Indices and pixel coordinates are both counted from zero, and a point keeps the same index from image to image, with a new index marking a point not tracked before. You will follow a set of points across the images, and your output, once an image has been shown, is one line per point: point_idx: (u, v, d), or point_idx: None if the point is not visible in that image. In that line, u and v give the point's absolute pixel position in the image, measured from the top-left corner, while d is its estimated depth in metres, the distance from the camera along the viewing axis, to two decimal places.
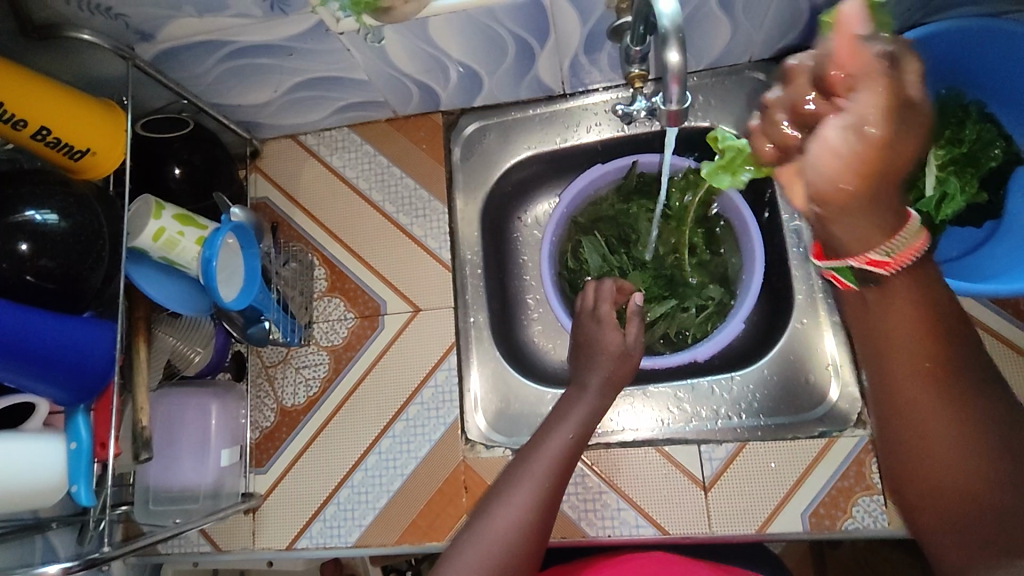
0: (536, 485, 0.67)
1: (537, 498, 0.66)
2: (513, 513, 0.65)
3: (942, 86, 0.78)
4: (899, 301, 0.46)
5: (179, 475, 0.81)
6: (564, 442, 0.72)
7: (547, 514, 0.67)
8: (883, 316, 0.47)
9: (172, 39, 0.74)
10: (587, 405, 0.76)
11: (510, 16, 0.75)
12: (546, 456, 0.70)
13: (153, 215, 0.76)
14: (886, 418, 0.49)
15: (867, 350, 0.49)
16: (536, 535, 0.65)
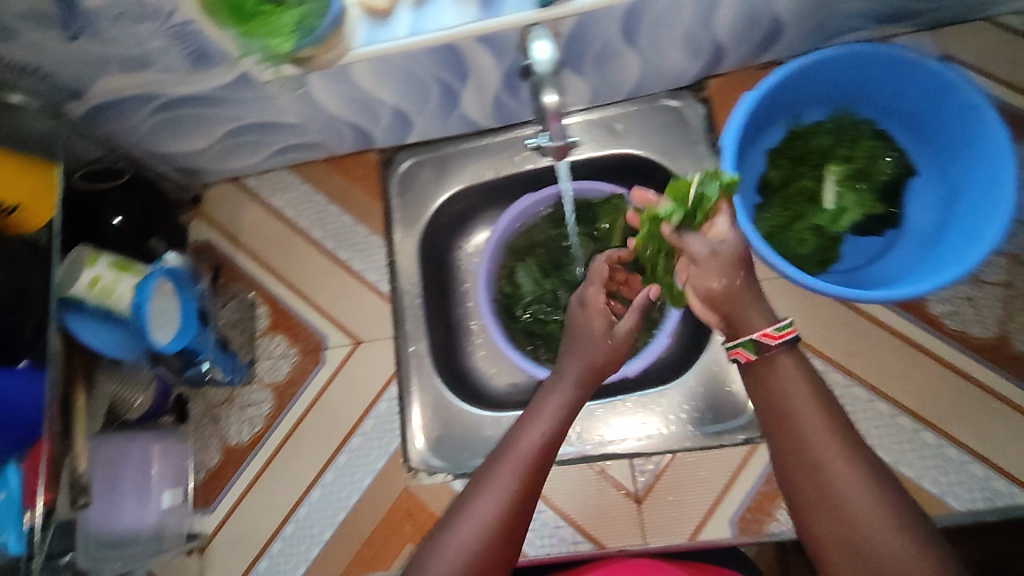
0: (501, 496, 0.61)
1: (501, 511, 0.60)
2: (475, 532, 0.59)
3: (836, 107, 0.83)
4: (786, 381, 0.58)
5: (123, 519, 0.83)
6: (535, 442, 0.65)
7: (517, 528, 0.61)
8: (779, 398, 0.57)
9: (102, 94, 0.77)
10: (557, 399, 0.70)
11: (427, 61, 0.79)
12: (514, 461, 0.63)
13: (86, 264, 0.78)
14: (833, 533, 0.52)
15: (802, 457, 0.54)
16: (502, 553, 0.59)
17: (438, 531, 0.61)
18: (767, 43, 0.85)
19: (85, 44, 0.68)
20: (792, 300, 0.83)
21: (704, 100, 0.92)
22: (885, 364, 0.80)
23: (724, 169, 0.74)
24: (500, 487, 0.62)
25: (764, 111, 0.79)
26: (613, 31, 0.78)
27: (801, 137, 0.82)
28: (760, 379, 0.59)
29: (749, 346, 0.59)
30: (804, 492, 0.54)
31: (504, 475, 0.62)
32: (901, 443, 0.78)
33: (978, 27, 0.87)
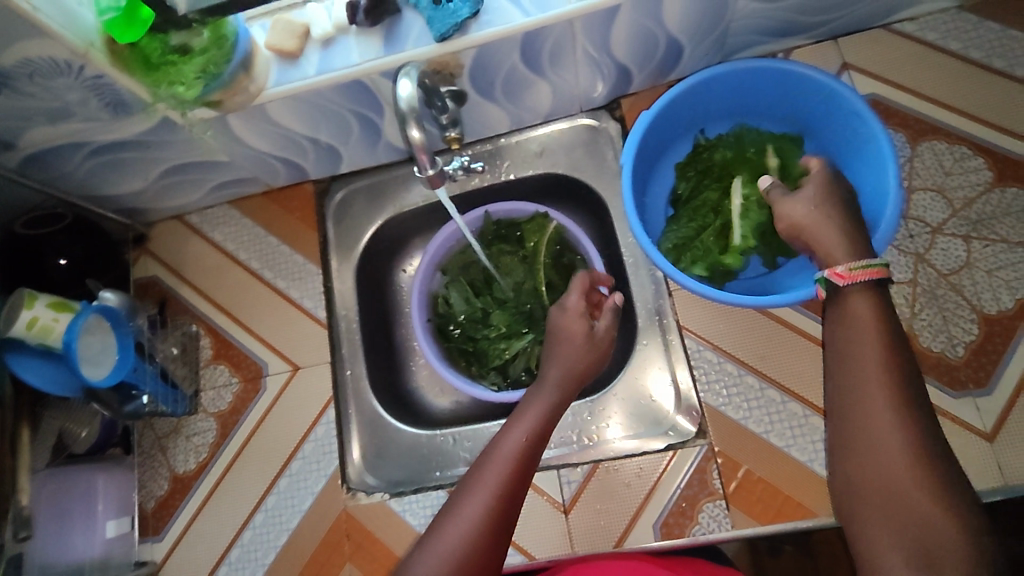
0: (487, 495, 0.63)
1: (487, 508, 0.62)
2: (460, 529, 0.60)
3: (738, 120, 0.86)
4: (858, 313, 0.59)
5: (68, 549, 0.85)
6: (518, 444, 0.68)
7: (502, 526, 0.62)
8: (848, 335, 0.58)
9: (32, 144, 0.81)
10: (535, 406, 0.73)
11: (339, 96, 0.83)
12: (497, 460, 0.66)
13: (25, 305, 0.81)
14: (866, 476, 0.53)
15: (852, 393, 0.56)
16: (490, 551, 0.60)
17: (430, 528, 0.62)
18: (671, 61, 0.89)
19: (5, 100, 0.71)
20: (706, 309, 0.86)
21: (619, 118, 0.96)
22: (798, 365, 0.82)
23: (623, 185, 0.77)
24: (486, 486, 0.64)
25: (662, 128, 0.82)
26: (514, 59, 0.81)
27: (706, 151, 0.85)
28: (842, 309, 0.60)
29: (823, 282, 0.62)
30: (856, 428, 0.55)
31: (490, 472, 0.65)
32: (815, 441, 0.79)
33: (875, 35, 0.90)
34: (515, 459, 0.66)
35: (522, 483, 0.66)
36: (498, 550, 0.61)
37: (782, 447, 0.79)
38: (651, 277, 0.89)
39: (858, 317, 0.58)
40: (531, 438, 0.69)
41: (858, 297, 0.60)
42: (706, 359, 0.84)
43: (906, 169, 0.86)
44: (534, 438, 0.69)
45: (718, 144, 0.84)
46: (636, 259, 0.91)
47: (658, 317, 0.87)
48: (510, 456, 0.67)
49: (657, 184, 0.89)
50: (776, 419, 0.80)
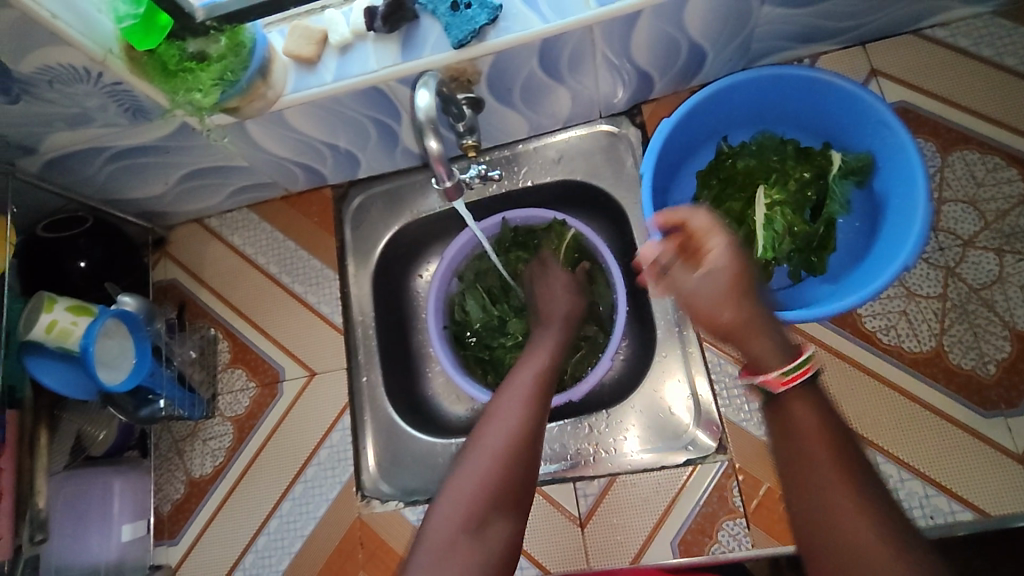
0: (519, 408, 0.68)
1: (519, 416, 0.67)
2: (499, 434, 0.65)
3: (761, 127, 0.84)
4: (798, 422, 0.56)
5: (86, 551, 0.86)
6: (537, 370, 0.74)
7: (535, 433, 0.67)
8: (793, 445, 0.55)
9: (54, 149, 0.82)
10: (545, 344, 0.80)
11: (356, 102, 0.82)
12: (518, 390, 0.70)
13: (45, 308, 0.81)
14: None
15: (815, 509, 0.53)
16: (527, 451, 0.65)
17: (467, 442, 0.67)
18: (693, 67, 0.87)
19: (27, 106, 0.72)
20: None
21: (639, 125, 0.94)
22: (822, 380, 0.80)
23: (643, 196, 0.76)
24: (517, 402, 0.69)
25: (681, 136, 0.81)
26: (532, 64, 0.80)
27: (728, 159, 0.83)
28: (778, 419, 0.58)
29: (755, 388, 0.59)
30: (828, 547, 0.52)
31: (517, 392, 0.70)
32: None
33: (905, 40, 0.87)
34: (537, 381, 0.72)
35: (547, 400, 0.71)
36: (533, 455, 0.66)
37: None
38: None
39: (800, 432, 0.55)
40: (547, 365, 0.75)
41: (792, 406, 0.57)
42: (727, 373, 0.82)
43: (935, 180, 0.83)
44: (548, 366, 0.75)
45: (741, 152, 0.82)
46: None
47: (678, 328, 0.86)
48: (532, 378, 0.72)
49: (678, 193, 0.87)
50: None
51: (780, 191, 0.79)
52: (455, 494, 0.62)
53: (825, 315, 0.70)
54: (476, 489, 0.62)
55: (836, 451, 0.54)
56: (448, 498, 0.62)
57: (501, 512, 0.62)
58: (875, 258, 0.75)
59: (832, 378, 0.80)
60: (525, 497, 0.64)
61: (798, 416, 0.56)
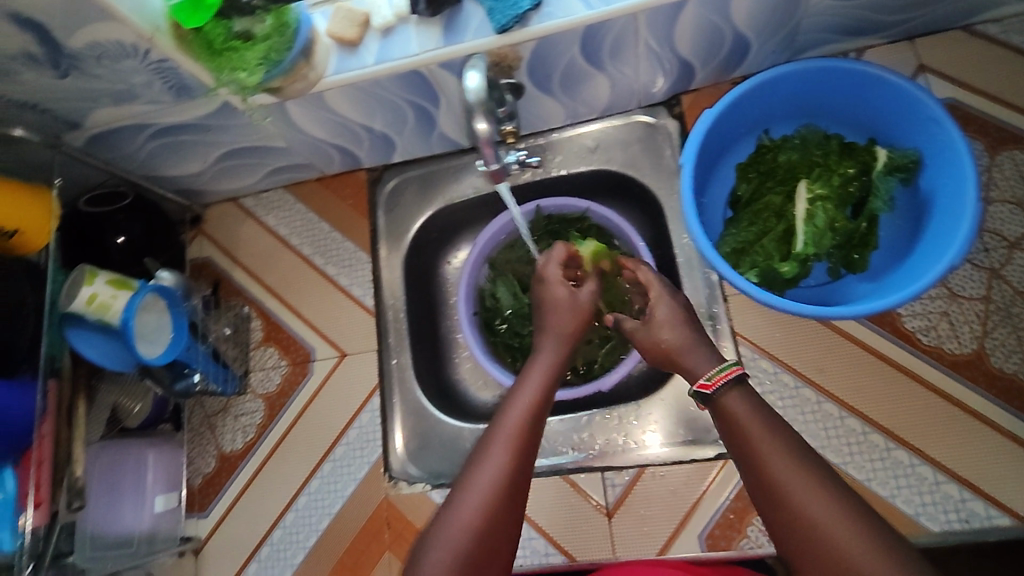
0: (499, 466, 0.64)
1: (499, 480, 0.63)
2: (475, 505, 0.62)
3: (805, 120, 0.83)
4: (737, 412, 0.61)
5: (117, 521, 0.87)
6: (523, 417, 0.68)
7: (516, 497, 0.64)
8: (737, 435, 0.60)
9: (99, 125, 0.83)
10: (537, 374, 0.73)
11: (396, 85, 0.82)
12: (501, 439, 0.66)
13: (85, 281, 0.81)
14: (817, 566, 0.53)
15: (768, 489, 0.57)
16: (506, 515, 0.63)
17: (441, 512, 0.64)
18: (735, 58, 0.86)
19: (75, 81, 0.73)
20: (762, 317, 0.83)
21: (677, 116, 0.93)
22: (857, 378, 0.79)
23: (683, 188, 0.75)
24: (498, 458, 0.65)
25: (723, 127, 0.80)
26: (574, 51, 0.79)
27: (770, 152, 0.82)
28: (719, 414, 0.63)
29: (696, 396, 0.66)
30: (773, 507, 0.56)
31: (500, 445, 0.66)
32: (872, 459, 0.76)
33: (955, 35, 0.85)
34: (521, 430, 0.67)
35: (530, 452, 0.67)
36: (511, 522, 0.63)
37: (837, 463, 0.77)
38: (706, 281, 0.86)
39: (732, 414, 0.61)
40: (535, 409, 0.69)
41: (729, 398, 0.62)
42: (761, 369, 0.82)
43: (983, 179, 0.82)
44: (537, 406, 0.69)
45: (784, 145, 0.81)
46: (688, 260, 0.88)
47: (710, 322, 0.84)
48: (516, 428, 0.67)
49: (716, 185, 0.87)
50: (832, 434, 0.78)
51: (823, 186, 0.78)
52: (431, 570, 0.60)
53: (869, 312, 0.69)
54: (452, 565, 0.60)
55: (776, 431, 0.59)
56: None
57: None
58: (916, 257, 0.74)
59: (869, 377, 0.79)
60: (505, 566, 0.63)
61: (730, 402, 0.62)
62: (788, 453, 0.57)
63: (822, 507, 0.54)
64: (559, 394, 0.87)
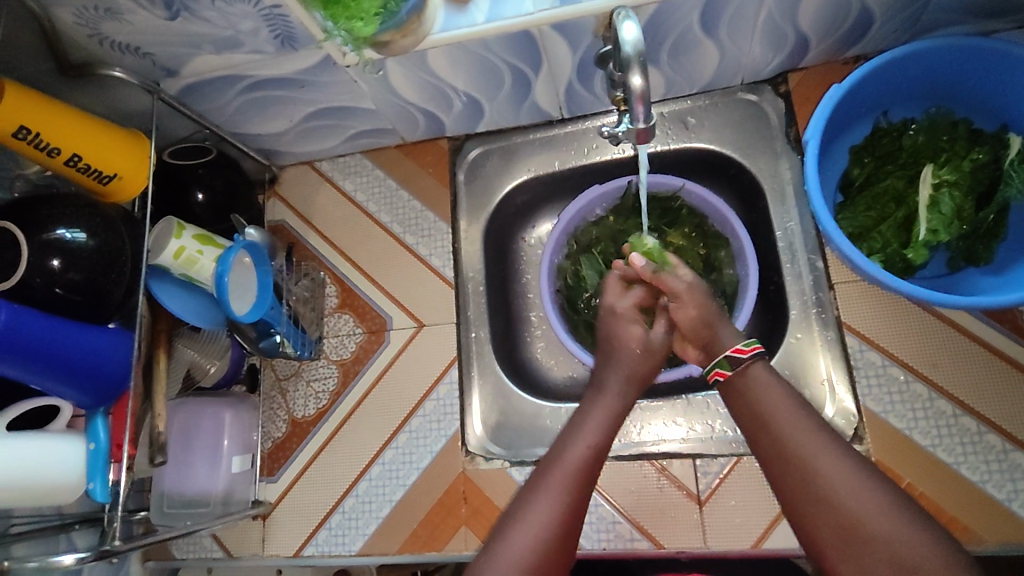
0: (555, 512, 0.64)
1: (553, 526, 0.63)
2: (529, 543, 0.61)
3: (930, 104, 0.79)
4: (755, 384, 0.67)
5: (193, 481, 0.86)
6: (585, 454, 0.68)
7: (566, 543, 0.63)
8: (752, 405, 0.66)
9: (194, 74, 0.80)
10: (597, 417, 0.72)
11: (504, 47, 0.79)
12: (559, 478, 0.66)
13: (173, 235, 0.80)
14: (826, 521, 0.58)
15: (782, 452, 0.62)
16: (560, 553, 0.63)
17: (491, 540, 0.63)
18: (856, 34, 0.81)
19: (182, 23, 0.70)
20: (870, 307, 0.81)
21: (784, 95, 0.89)
22: (972, 377, 0.76)
23: (806, 165, 0.72)
24: (554, 499, 0.64)
25: (843, 108, 0.77)
26: (692, 19, 0.75)
27: (889, 135, 0.78)
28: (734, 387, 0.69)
29: (723, 363, 0.70)
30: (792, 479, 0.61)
31: (557, 486, 0.65)
32: (988, 461, 0.74)
33: None
34: (580, 475, 0.67)
35: (585, 497, 0.67)
36: (560, 566, 0.63)
37: (949, 463, 0.75)
38: (810, 267, 0.84)
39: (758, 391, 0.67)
40: (595, 453, 0.69)
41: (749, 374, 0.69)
42: (869, 362, 0.79)
43: None
44: (598, 448, 0.69)
45: (908, 129, 0.78)
46: (791, 244, 0.86)
47: (816, 310, 0.83)
48: (575, 470, 0.67)
49: (827, 168, 0.83)
50: (944, 434, 0.76)
51: (951, 171, 0.74)
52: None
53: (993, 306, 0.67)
54: None
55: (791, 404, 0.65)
56: None
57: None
58: None
59: (982, 375, 0.76)
60: None
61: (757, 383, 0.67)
62: (802, 426, 0.63)
63: (841, 477, 0.59)
64: None
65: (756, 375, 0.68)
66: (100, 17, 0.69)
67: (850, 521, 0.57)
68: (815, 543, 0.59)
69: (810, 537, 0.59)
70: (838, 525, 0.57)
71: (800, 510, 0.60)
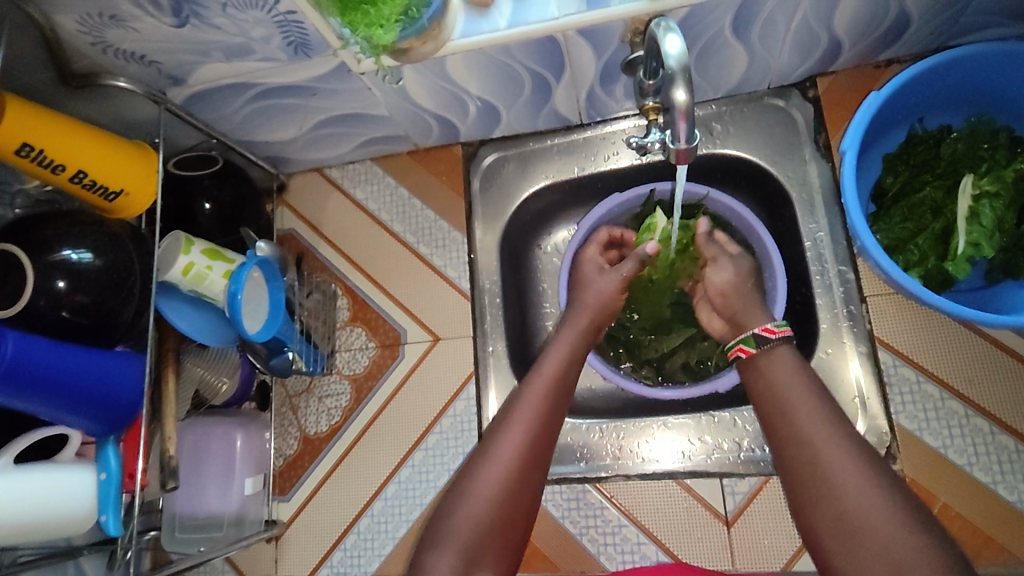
0: (518, 441, 0.65)
1: (518, 455, 0.64)
2: (496, 475, 0.63)
3: (970, 112, 0.77)
4: (778, 370, 0.66)
5: (204, 504, 0.83)
6: (549, 382, 0.70)
7: (534, 472, 0.65)
8: (771, 389, 0.65)
9: (202, 82, 0.76)
10: (558, 352, 0.74)
11: (526, 53, 0.76)
12: (524, 409, 0.67)
13: (181, 250, 0.77)
14: (822, 512, 0.57)
15: (793, 439, 0.61)
16: (528, 481, 0.64)
17: (460, 478, 0.65)
18: (890, 38, 0.78)
19: (190, 30, 0.66)
20: (902, 320, 0.78)
21: (812, 100, 0.86)
22: (1010, 394, 0.74)
23: (844, 174, 0.70)
24: (519, 428, 0.66)
25: (880, 113, 0.74)
26: (724, 23, 0.71)
27: (925, 143, 0.76)
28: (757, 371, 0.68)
29: (748, 340, 0.70)
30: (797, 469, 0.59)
31: (521, 416, 0.67)
32: None
33: None
34: (545, 404, 0.68)
35: (553, 424, 0.68)
36: (530, 497, 0.64)
37: (986, 482, 0.73)
38: (840, 278, 0.82)
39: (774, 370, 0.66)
40: (558, 379, 0.70)
41: (773, 359, 0.68)
42: (903, 378, 0.77)
43: None
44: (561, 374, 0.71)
45: (946, 137, 0.75)
46: (820, 254, 0.83)
47: (848, 323, 0.80)
48: (539, 399, 0.68)
49: (859, 177, 0.80)
50: (981, 452, 0.73)
51: (992, 182, 0.71)
52: (447, 536, 0.60)
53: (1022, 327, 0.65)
54: (470, 533, 0.60)
55: (808, 387, 0.64)
56: (439, 545, 0.60)
57: (501, 551, 0.61)
58: None
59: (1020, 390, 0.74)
60: (520, 543, 0.64)
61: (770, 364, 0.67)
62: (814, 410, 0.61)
63: (840, 466, 0.58)
64: (665, 392, 0.84)
65: (778, 361, 0.67)
66: (104, 24, 0.65)
67: (849, 513, 0.55)
68: (813, 535, 0.57)
69: (808, 527, 0.58)
70: (834, 516, 0.56)
71: (804, 502, 0.58)
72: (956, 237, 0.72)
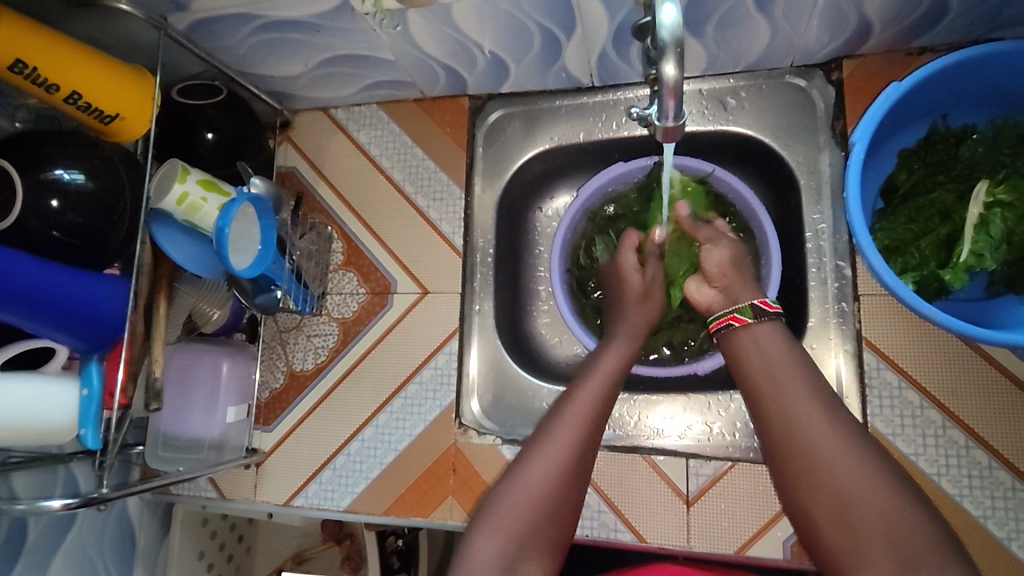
0: (572, 435, 0.66)
1: (571, 450, 0.65)
2: (551, 467, 0.64)
3: (996, 113, 0.73)
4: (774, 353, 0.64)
5: (189, 426, 0.86)
6: (605, 377, 0.71)
7: (586, 466, 0.66)
8: (760, 365, 0.64)
9: (204, 10, 0.74)
10: (613, 357, 0.74)
11: (536, 7, 0.72)
12: (581, 404, 0.68)
13: (176, 179, 0.76)
14: (817, 498, 0.57)
15: (785, 427, 0.60)
16: (578, 473, 0.65)
17: (510, 465, 0.66)
18: (927, 23, 0.72)
19: None
20: (893, 322, 0.77)
21: (835, 83, 0.82)
22: (993, 409, 0.73)
23: (849, 169, 0.67)
24: (573, 424, 0.67)
25: (901, 104, 0.71)
26: None
27: (945, 141, 0.74)
28: (738, 349, 0.66)
29: (745, 310, 0.67)
30: (787, 459, 0.59)
31: (577, 409, 0.68)
32: (993, 497, 0.71)
33: None
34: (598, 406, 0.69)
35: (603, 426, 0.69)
36: (581, 486, 0.66)
37: (952, 495, 0.72)
38: (836, 274, 0.80)
39: (764, 351, 0.64)
40: (609, 380, 0.71)
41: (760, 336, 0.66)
42: (884, 381, 0.75)
43: None
44: (620, 367, 0.73)
45: (968, 138, 0.73)
46: (819, 246, 0.82)
47: (837, 319, 0.80)
48: (593, 398, 0.68)
49: (871, 170, 0.77)
50: (953, 463, 0.73)
51: (1008, 191, 0.68)
52: (498, 521, 0.61)
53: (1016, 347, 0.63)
54: (520, 520, 0.61)
55: (801, 378, 0.62)
56: (487, 530, 0.61)
57: (547, 539, 0.62)
58: None
59: (1005, 408, 0.72)
60: (569, 530, 0.65)
61: (765, 342, 0.65)
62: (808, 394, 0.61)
63: (846, 461, 0.57)
64: (644, 369, 0.86)
65: (768, 337, 0.65)
66: None
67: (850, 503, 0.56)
68: (806, 518, 0.58)
69: (801, 507, 0.59)
70: (836, 502, 0.56)
71: (794, 483, 0.59)
72: (961, 244, 0.70)
